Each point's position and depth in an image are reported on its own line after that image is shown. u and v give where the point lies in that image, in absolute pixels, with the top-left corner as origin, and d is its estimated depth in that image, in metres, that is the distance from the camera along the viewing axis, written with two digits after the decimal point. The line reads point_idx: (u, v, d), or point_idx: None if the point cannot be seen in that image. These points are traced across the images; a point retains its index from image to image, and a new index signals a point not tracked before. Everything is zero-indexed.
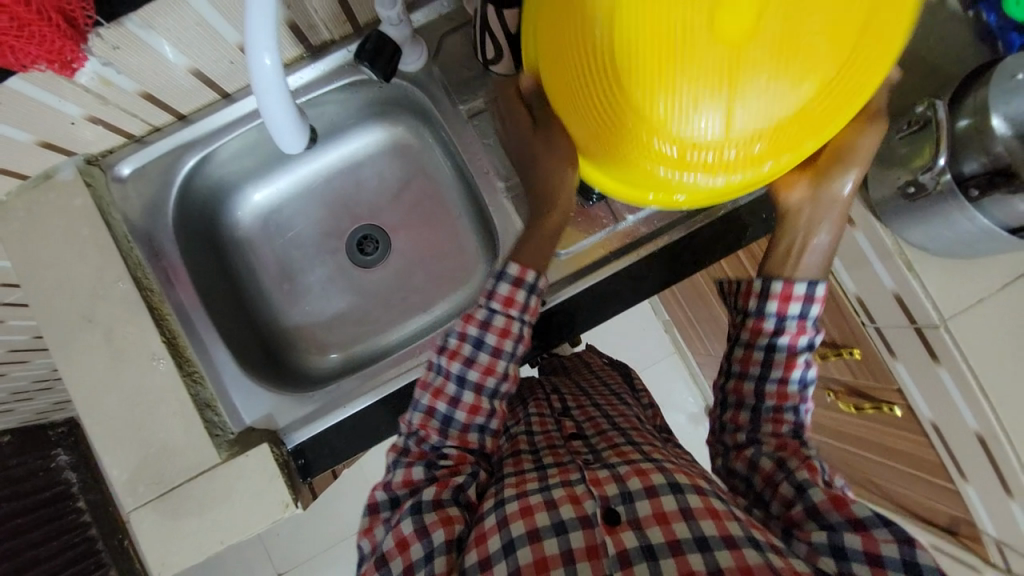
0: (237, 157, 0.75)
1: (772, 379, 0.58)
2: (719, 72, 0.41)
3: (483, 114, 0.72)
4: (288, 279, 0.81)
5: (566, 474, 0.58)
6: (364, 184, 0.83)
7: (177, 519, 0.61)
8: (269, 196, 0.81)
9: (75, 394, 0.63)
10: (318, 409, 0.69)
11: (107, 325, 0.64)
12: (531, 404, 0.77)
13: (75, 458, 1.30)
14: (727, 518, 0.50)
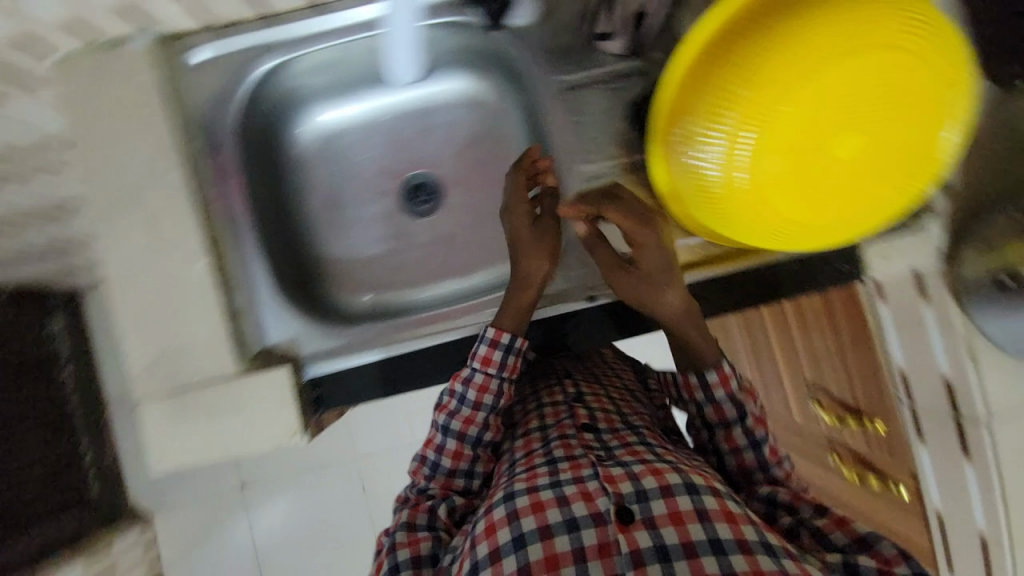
0: (315, 71, 0.71)
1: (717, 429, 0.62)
2: (792, 142, 0.47)
3: (580, 91, 0.68)
4: (336, 208, 0.78)
5: (578, 469, 0.59)
6: (432, 132, 0.79)
7: (185, 420, 0.61)
8: (334, 119, 0.77)
9: (108, 272, 0.61)
10: (342, 346, 0.68)
11: (154, 211, 0.61)
12: (544, 396, 0.78)
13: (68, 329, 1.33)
14: (743, 522, 0.52)
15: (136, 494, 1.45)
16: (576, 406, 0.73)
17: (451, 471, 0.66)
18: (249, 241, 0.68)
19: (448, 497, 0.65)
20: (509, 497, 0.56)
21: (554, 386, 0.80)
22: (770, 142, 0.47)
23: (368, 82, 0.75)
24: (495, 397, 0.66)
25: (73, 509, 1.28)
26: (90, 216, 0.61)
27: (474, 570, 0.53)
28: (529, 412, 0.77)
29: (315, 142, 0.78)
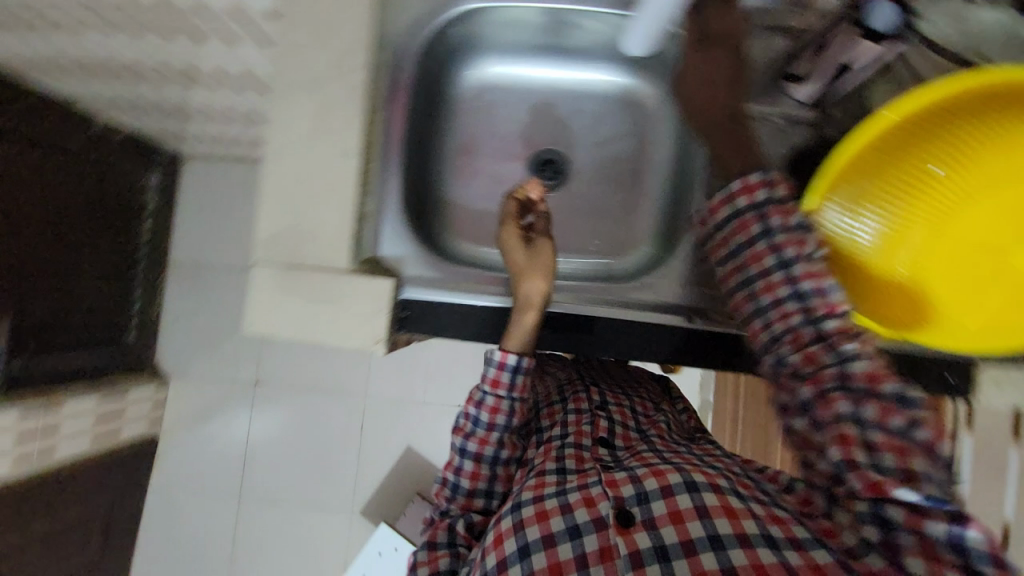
0: (506, 22, 0.76)
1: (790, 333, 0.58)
2: (968, 221, 0.63)
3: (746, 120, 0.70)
4: (469, 156, 0.82)
5: (584, 479, 0.68)
6: (580, 116, 0.82)
7: (287, 294, 0.64)
8: (500, 75, 0.81)
9: (270, 140, 0.66)
10: (442, 280, 0.71)
11: (327, 100, 0.66)
12: (569, 402, 0.86)
13: (159, 184, 1.75)
14: (741, 517, 0.59)
15: (163, 355, 1.80)
16: (598, 416, 0.82)
17: (471, 492, 0.73)
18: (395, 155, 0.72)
19: (468, 514, 0.73)
20: (516, 508, 0.66)
21: (580, 394, 0.88)
22: (951, 219, 0.64)
23: (542, 54, 0.80)
24: (508, 416, 0.70)
25: (106, 346, 1.62)
26: (274, 88, 0.66)
27: None
28: (555, 416, 0.84)
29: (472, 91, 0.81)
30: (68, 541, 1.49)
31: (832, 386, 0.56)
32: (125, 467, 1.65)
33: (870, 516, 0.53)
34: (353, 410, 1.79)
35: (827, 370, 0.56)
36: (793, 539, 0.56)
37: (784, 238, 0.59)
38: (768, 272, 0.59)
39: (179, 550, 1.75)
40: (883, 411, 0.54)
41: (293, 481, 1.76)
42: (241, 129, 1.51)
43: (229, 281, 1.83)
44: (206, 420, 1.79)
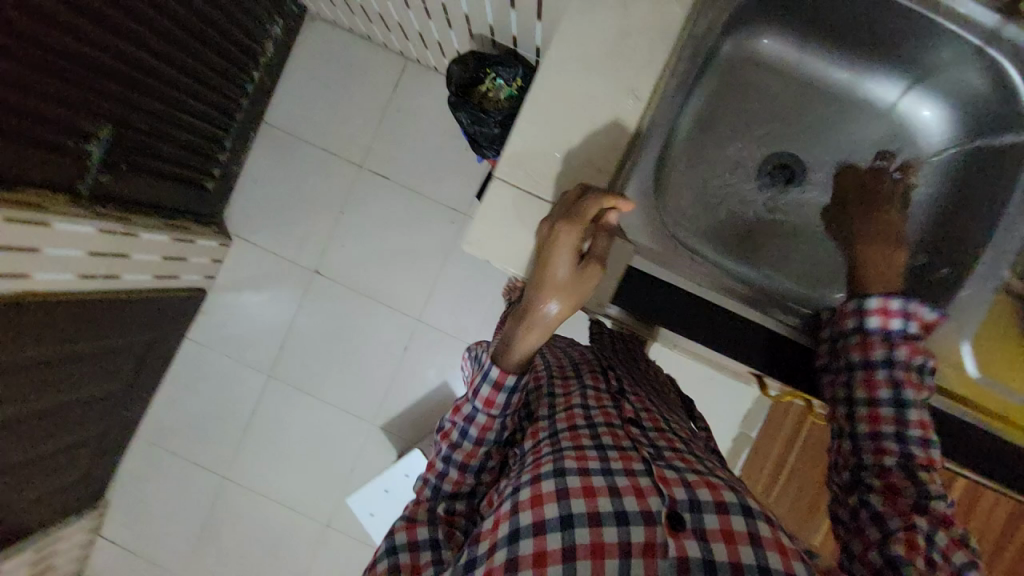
0: (876, 15, 0.77)
1: (879, 403, 0.66)
2: None
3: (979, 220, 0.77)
4: (705, 129, 0.83)
5: (629, 462, 0.62)
6: (832, 123, 0.86)
7: (520, 222, 0.71)
8: (781, 52, 0.83)
9: (551, 65, 0.69)
10: (665, 265, 0.73)
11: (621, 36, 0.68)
12: (589, 384, 0.79)
13: (283, 36, 1.66)
14: (793, 558, 0.54)
15: (231, 213, 1.75)
16: (622, 405, 0.76)
17: (454, 490, 0.71)
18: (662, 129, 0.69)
19: (452, 503, 0.71)
20: (561, 474, 0.59)
21: (599, 377, 0.83)
22: None
23: (838, 54, 0.83)
24: (497, 430, 0.70)
25: (188, 186, 1.56)
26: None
27: (514, 536, 0.56)
28: (570, 392, 0.78)
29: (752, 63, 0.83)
30: (106, 365, 1.48)
31: (894, 459, 0.63)
32: (174, 310, 1.64)
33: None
34: (401, 329, 1.76)
35: (890, 443, 0.64)
36: None
37: (875, 307, 0.68)
38: (857, 336, 0.69)
39: (199, 405, 1.77)
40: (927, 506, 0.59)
41: (324, 375, 1.77)
42: (390, 7, 1.39)
43: (316, 159, 1.75)
44: (256, 289, 1.76)
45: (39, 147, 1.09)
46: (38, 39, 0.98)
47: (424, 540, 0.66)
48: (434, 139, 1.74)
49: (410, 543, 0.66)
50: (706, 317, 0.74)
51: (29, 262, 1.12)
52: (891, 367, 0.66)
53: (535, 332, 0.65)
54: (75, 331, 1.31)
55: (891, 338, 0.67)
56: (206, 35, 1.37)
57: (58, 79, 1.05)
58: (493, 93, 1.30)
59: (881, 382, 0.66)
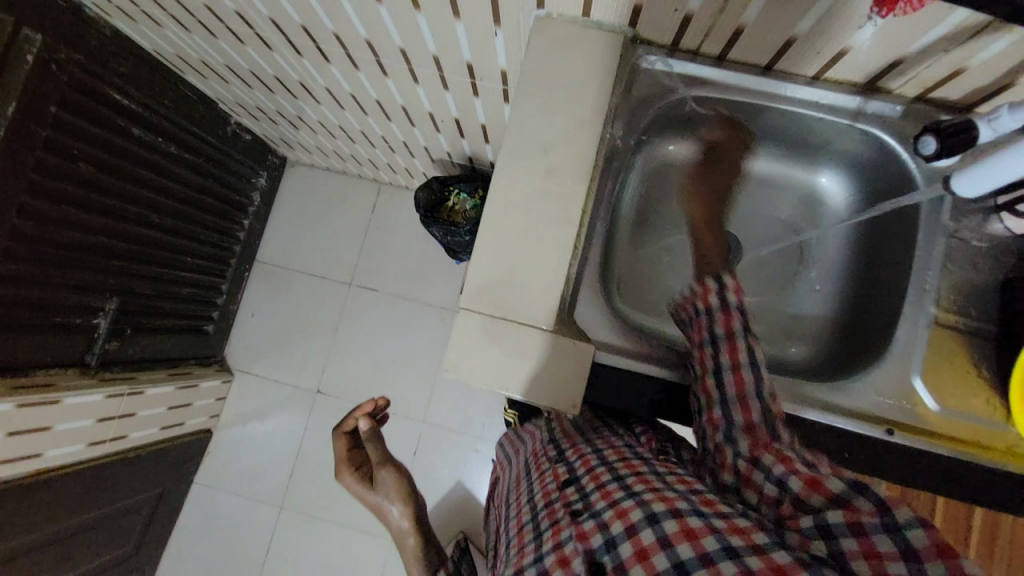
0: (772, 113, 0.75)
1: (749, 368, 0.57)
2: None
3: (953, 262, 0.70)
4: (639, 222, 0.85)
5: (556, 535, 0.60)
6: (764, 200, 0.85)
7: (488, 338, 0.67)
8: (686, 152, 0.84)
9: (494, 191, 0.70)
10: (636, 354, 0.72)
11: (550, 146, 0.71)
12: (535, 474, 0.75)
13: (266, 184, 1.85)
14: (704, 532, 0.51)
15: (233, 349, 1.82)
16: (557, 465, 0.71)
17: None
18: (601, 219, 0.75)
19: None
20: None
21: (544, 455, 0.76)
22: None
23: (743, 140, 0.82)
24: None
25: (190, 334, 1.65)
26: (506, 145, 0.71)
27: None
28: (524, 490, 0.75)
29: (654, 163, 0.84)
30: (115, 529, 1.45)
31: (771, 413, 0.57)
32: (182, 457, 1.65)
33: (815, 529, 0.50)
34: (408, 435, 1.75)
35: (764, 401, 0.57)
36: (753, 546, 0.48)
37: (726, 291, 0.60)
38: (715, 318, 0.60)
39: (213, 552, 1.71)
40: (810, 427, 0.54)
41: (336, 498, 1.73)
42: (359, 147, 1.57)
43: (307, 285, 1.87)
44: (261, 419, 1.78)
45: (48, 330, 1.18)
46: (47, 238, 1.11)
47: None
48: (415, 248, 1.87)
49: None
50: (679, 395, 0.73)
51: (36, 442, 1.16)
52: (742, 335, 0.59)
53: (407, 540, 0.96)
54: (82, 501, 1.31)
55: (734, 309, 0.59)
56: (195, 201, 1.53)
57: (61, 267, 1.17)
58: (459, 206, 1.46)
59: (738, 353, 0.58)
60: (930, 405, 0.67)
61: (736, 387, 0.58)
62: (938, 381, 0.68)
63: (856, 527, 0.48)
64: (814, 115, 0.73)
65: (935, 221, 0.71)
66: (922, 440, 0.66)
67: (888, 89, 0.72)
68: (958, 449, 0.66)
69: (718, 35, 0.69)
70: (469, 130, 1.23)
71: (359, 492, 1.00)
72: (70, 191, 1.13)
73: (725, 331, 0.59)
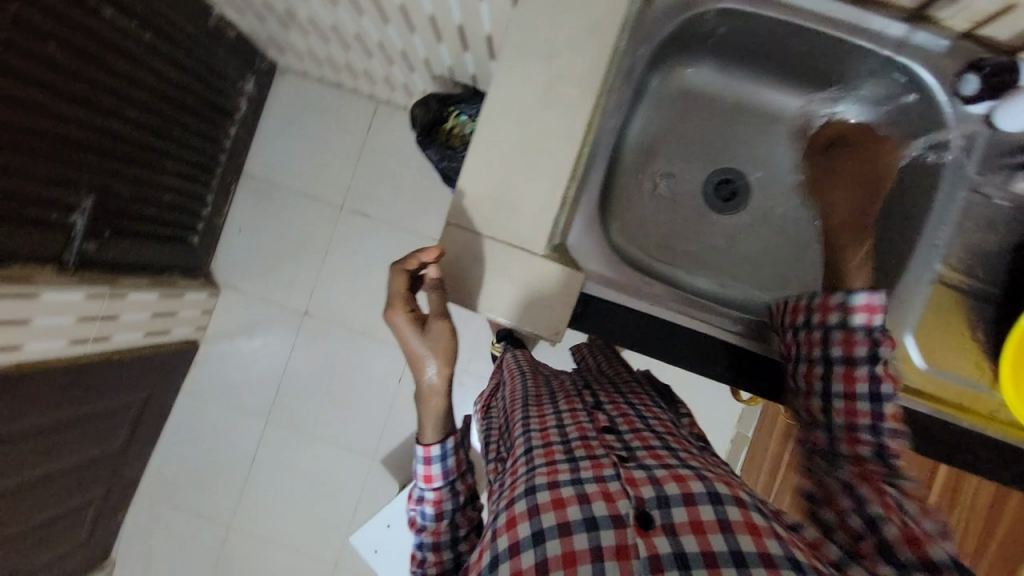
0: (809, 38, 0.67)
1: (835, 393, 0.60)
2: None
3: (970, 219, 0.67)
4: (645, 154, 0.78)
5: (598, 468, 0.59)
6: (783, 141, 0.79)
7: (469, 256, 0.65)
8: (705, 79, 0.76)
9: (490, 101, 0.64)
10: (625, 288, 0.69)
11: (556, 55, 0.64)
12: (562, 402, 0.74)
13: (253, 91, 1.73)
14: (766, 534, 0.51)
15: (219, 264, 1.79)
16: (598, 414, 0.72)
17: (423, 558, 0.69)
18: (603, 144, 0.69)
19: None
20: (531, 491, 0.57)
21: (572, 396, 0.77)
22: None
23: (769, 70, 0.74)
24: (454, 506, 0.69)
25: (172, 243, 1.60)
26: (506, 49, 0.64)
27: (494, 561, 0.54)
28: (543, 410, 0.73)
29: (669, 88, 0.77)
30: (103, 427, 1.49)
31: (869, 450, 0.57)
32: (168, 365, 1.67)
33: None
34: (394, 362, 1.78)
35: (867, 435, 0.57)
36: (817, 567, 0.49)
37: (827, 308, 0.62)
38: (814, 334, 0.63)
39: (201, 457, 1.78)
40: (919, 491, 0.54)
41: (321, 415, 1.78)
42: (353, 56, 1.44)
43: (296, 204, 1.80)
44: (248, 336, 1.79)
45: (21, 222, 1.13)
46: (15, 124, 1.03)
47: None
48: (410, 174, 1.79)
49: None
50: (666, 335, 0.70)
51: (17, 335, 1.15)
52: (840, 358, 0.60)
53: (430, 404, 0.68)
54: (67, 397, 1.32)
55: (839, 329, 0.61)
56: (177, 100, 1.42)
57: (32, 157, 1.10)
58: (458, 129, 1.39)
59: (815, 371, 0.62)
60: (916, 363, 0.66)
61: (842, 413, 0.59)
62: (931, 339, 0.67)
63: None
64: (855, 43, 0.66)
65: (958, 174, 0.66)
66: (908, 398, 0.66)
67: (936, 21, 0.65)
68: (939, 410, 0.66)
69: None
70: (474, 42, 1.12)
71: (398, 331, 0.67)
72: (39, 75, 1.04)
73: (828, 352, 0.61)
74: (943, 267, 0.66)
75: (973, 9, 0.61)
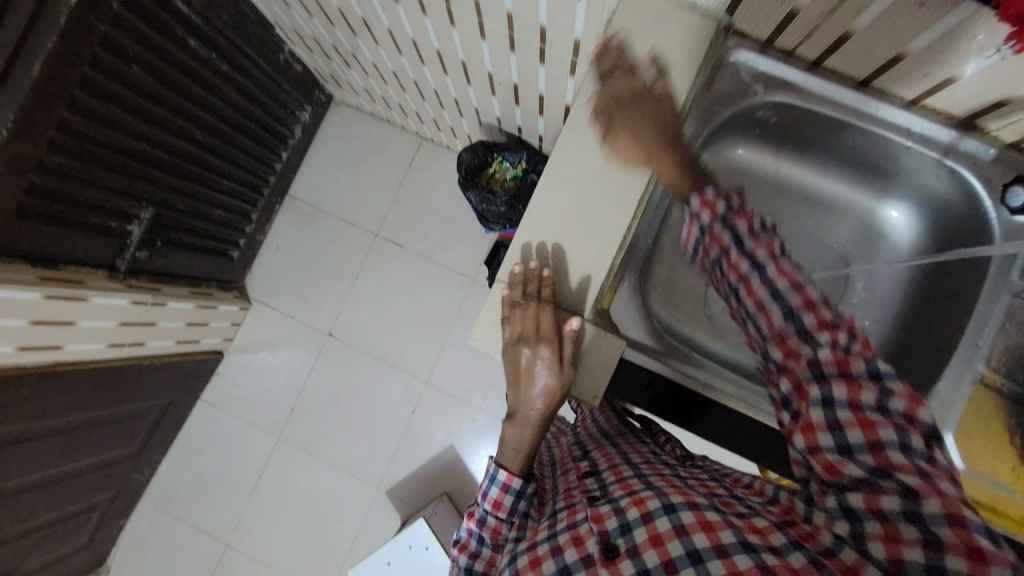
0: (859, 133, 0.71)
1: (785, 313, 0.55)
2: None
3: (1016, 324, 0.67)
4: (689, 225, 0.82)
5: (573, 515, 0.60)
6: (824, 224, 0.82)
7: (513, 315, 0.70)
8: (752, 159, 0.80)
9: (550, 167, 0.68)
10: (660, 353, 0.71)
11: (615, 130, 0.68)
12: (560, 469, 0.73)
13: (309, 119, 1.83)
14: (720, 529, 0.53)
15: (254, 279, 1.86)
16: (581, 459, 0.71)
17: None
18: (651, 215, 0.72)
19: None
20: (512, 559, 0.58)
21: (568, 453, 0.76)
22: None
23: (815, 157, 0.78)
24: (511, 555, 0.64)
25: (216, 256, 1.67)
26: (569, 121, 0.69)
27: None
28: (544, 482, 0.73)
29: (717, 165, 0.80)
30: (122, 428, 1.51)
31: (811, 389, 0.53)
32: (193, 372, 1.71)
33: (840, 511, 0.52)
34: (410, 391, 1.79)
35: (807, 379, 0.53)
36: (771, 546, 0.51)
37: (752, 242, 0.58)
38: (733, 265, 0.59)
39: (209, 467, 1.78)
40: (869, 429, 0.50)
41: (332, 438, 1.78)
42: (407, 97, 1.53)
43: (334, 228, 1.87)
44: (271, 350, 1.83)
45: (82, 228, 1.20)
46: (88, 135, 1.10)
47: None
48: (446, 210, 1.85)
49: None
50: (693, 404, 0.73)
51: (58, 334, 1.20)
52: (762, 278, 0.57)
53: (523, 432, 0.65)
54: (93, 397, 1.36)
55: (760, 259, 0.57)
56: (237, 124, 1.51)
57: (102, 168, 1.17)
58: (500, 174, 1.46)
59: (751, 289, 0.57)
60: (958, 465, 0.65)
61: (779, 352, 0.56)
62: (966, 440, 0.66)
63: (896, 553, 0.48)
64: (902, 143, 0.69)
65: (1001, 279, 0.67)
66: None
67: (985, 130, 0.67)
68: None
69: (819, 38, 0.65)
70: (527, 98, 1.19)
71: (512, 360, 0.67)
72: (119, 95, 1.13)
73: (755, 264, 0.57)
74: (982, 368, 0.67)
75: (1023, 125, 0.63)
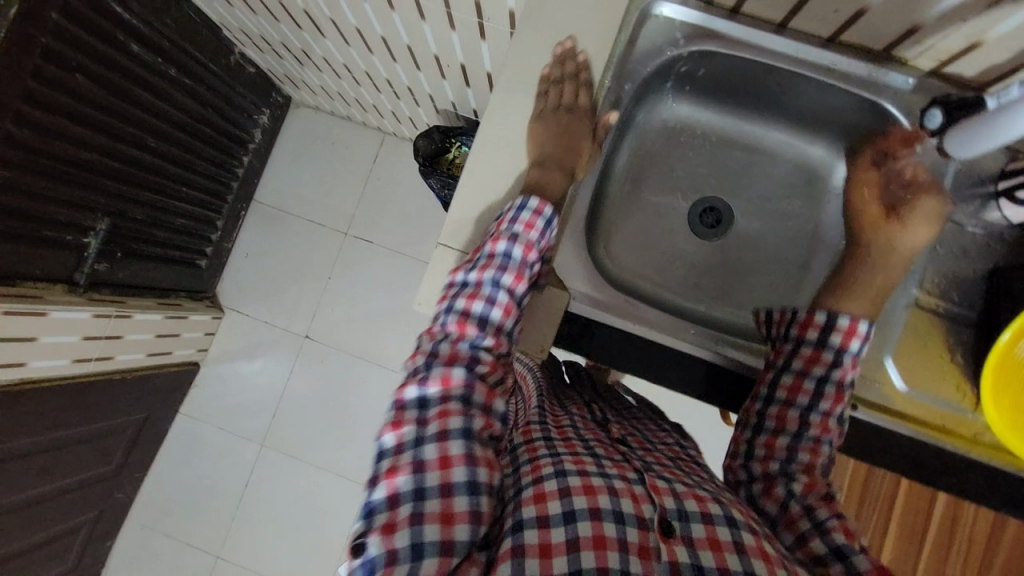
0: (783, 76, 0.73)
1: (817, 411, 0.65)
2: None
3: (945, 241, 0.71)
4: (632, 181, 0.83)
5: (623, 472, 0.61)
6: (764, 170, 0.84)
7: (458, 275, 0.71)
8: (687, 112, 0.82)
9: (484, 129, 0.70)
10: (607, 305, 0.72)
11: (545, 88, 0.70)
12: (571, 407, 0.78)
13: (267, 123, 1.81)
14: (776, 565, 0.55)
15: (224, 287, 1.84)
16: (609, 425, 0.75)
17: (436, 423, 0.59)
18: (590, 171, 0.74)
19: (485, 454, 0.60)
20: (562, 472, 0.58)
21: (581, 404, 0.81)
22: None
23: (747, 106, 0.80)
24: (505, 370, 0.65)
25: (181, 265, 1.65)
26: (499, 83, 0.70)
27: (517, 527, 0.55)
28: (558, 411, 0.75)
29: (655, 121, 0.82)
30: (98, 447, 1.48)
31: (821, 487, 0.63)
32: (169, 385, 1.69)
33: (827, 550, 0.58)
34: (392, 386, 1.78)
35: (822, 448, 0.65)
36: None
37: (841, 330, 0.65)
38: (817, 352, 0.66)
39: (193, 481, 1.76)
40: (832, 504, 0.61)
41: (317, 440, 1.77)
42: (363, 91, 1.53)
43: (302, 230, 1.86)
44: (248, 358, 1.81)
45: (37, 241, 1.18)
46: (38, 147, 1.09)
47: (457, 430, 0.58)
48: (413, 203, 1.85)
49: (390, 497, 0.55)
50: (646, 353, 0.74)
51: (21, 351, 1.18)
52: (833, 379, 0.65)
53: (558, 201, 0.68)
54: (66, 415, 1.33)
55: (844, 354, 0.65)
56: (194, 129, 1.50)
57: (53, 180, 1.15)
58: (460, 159, 1.48)
59: (822, 360, 0.65)
60: (898, 386, 0.68)
61: (816, 427, 0.65)
62: (907, 361, 0.69)
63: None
64: (824, 81, 0.71)
65: (931, 201, 0.71)
66: (889, 416, 0.67)
67: (900, 61, 0.71)
68: (920, 433, 0.67)
69: None
70: (475, 78, 1.19)
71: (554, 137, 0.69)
72: (66, 105, 1.11)
73: (823, 373, 0.65)
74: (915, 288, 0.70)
75: (934, 50, 0.67)
